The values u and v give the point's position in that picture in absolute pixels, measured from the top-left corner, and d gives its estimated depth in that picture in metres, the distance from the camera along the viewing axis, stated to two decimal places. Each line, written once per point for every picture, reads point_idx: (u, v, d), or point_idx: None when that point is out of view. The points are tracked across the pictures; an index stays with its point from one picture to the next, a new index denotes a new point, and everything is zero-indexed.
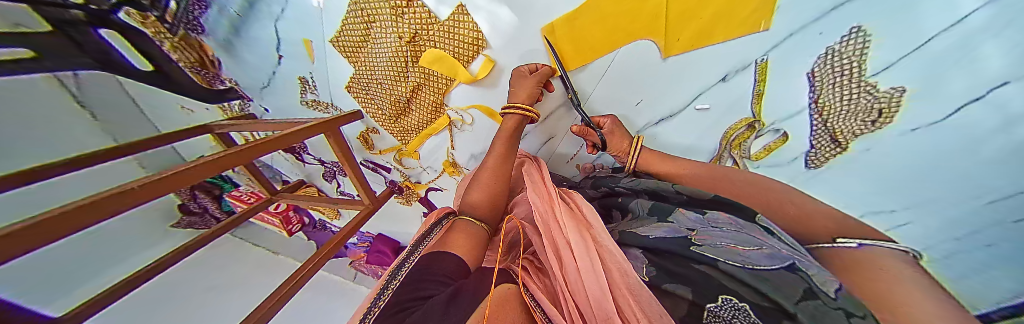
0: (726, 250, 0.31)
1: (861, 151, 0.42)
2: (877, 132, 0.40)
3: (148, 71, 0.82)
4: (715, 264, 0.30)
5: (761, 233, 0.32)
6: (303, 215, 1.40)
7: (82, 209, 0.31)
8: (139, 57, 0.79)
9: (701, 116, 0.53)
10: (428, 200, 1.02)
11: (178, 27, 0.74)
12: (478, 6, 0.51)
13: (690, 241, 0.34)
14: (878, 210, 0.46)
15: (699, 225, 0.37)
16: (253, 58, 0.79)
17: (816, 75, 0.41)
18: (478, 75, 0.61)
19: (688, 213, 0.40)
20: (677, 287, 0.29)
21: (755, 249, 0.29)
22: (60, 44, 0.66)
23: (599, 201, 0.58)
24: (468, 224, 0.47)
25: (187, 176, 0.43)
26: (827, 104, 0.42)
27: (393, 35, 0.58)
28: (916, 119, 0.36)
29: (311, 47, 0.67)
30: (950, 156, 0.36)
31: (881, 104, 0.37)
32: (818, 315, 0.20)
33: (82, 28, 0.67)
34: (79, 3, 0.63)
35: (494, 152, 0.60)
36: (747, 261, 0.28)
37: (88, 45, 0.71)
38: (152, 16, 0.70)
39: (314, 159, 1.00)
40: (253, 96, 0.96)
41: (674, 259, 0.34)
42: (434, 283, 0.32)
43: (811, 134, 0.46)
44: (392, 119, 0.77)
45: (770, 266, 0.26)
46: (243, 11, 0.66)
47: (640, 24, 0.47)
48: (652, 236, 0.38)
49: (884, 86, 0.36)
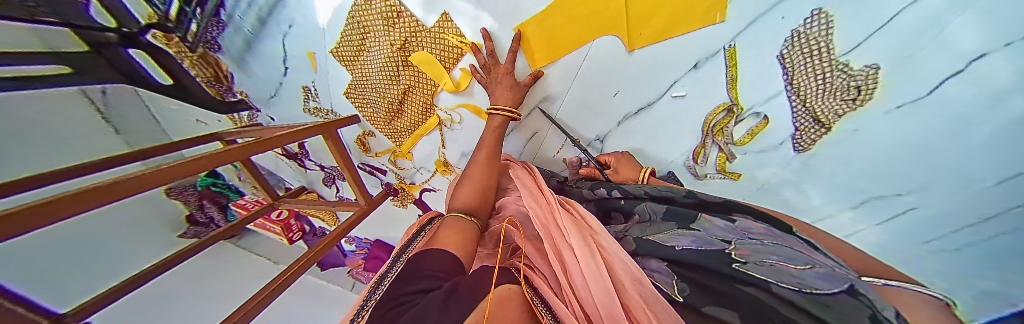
0: (778, 271, 0.25)
1: (849, 131, 0.42)
2: (859, 110, 0.39)
3: (168, 85, 0.89)
4: (767, 286, 0.25)
5: (807, 249, 0.28)
6: (305, 223, 1.40)
7: (66, 201, 0.32)
8: (160, 71, 0.85)
9: (679, 103, 0.54)
10: (423, 201, 1.03)
11: (196, 46, 0.80)
12: (461, 12, 0.56)
13: (730, 257, 0.30)
14: (881, 195, 0.44)
15: (734, 236, 0.33)
16: (262, 71, 0.84)
17: (786, 57, 0.42)
18: (461, 84, 0.65)
19: (714, 219, 0.36)
20: (719, 309, 0.25)
21: (808, 268, 0.24)
22: (92, 62, 0.74)
23: (596, 204, 0.55)
24: (458, 219, 0.48)
25: (175, 174, 0.44)
26: (802, 85, 0.43)
27: (385, 43, 0.63)
28: (899, 97, 0.36)
29: (315, 58, 0.72)
30: (946, 136, 0.35)
31: (857, 82, 0.38)
32: None
33: (112, 47, 0.74)
34: (112, 26, 0.71)
35: (481, 149, 0.62)
36: (801, 284, 0.23)
37: (120, 64, 0.79)
38: (175, 36, 0.77)
39: (315, 164, 1.02)
40: (260, 106, 1.02)
41: (715, 276, 0.29)
42: (429, 278, 0.32)
43: (793, 117, 0.46)
44: (386, 122, 0.81)
45: (830, 290, 0.22)
46: (254, 30, 0.71)
47: (607, 22, 0.50)
48: (678, 247, 0.35)
49: (857, 63, 0.37)
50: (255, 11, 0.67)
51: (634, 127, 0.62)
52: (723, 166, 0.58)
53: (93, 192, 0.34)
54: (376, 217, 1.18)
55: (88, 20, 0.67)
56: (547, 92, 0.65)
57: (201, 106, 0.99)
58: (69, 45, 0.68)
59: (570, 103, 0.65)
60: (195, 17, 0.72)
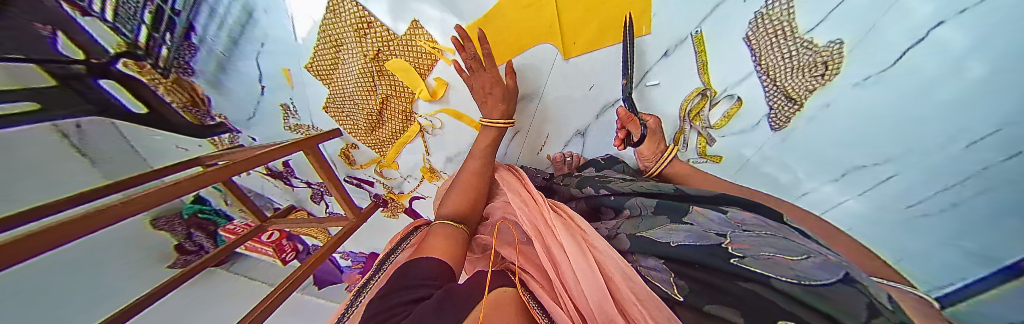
0: (776, 262, 0.23)
1: (821, 106, 0.43)
2: (828, 84, 0.41)
3: (142, 113, 0.82)
4: (767, 281, 0.21)
5: (800, 238, 0.28)
6: (298, 242, 1.26)
7: (48, 232, 0.31)
8: (134, 99, 0.78)
9: (655, 92, 0.56)
10: (415, 210, 0.99)
11: (169, 71, 0.73)
12: (431, 18, 0.56)
13: (728, 253, 0.26)
14: (859, 166, 0.43)
15: (728, 228, 0.31)
16: (241, 91, 0.79)
17: (751, 39, 0.44)
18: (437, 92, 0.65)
19: (708, 212, 0.35)
20: (721, 308, 0.23)
21: (805, 258, 0.22)
22: (63, 96, 0.68)
23: (585, 202, 0.54)
24: (446, 227, 0.46)
25: (152, 200, 0.44)
26: (771, 64, 0.44)
27: (358, 54, 0.62)
28: (862, 69, 0.37)
29: (290, 75, 0.71)
30: (907, 97, 0.35)
31: (824, 57, 0.40)
32: None
33: (83, 79, 0.68)
34: (80, 58, 0.64)
35: (476, 157, 0.62)
36: (800, 276, 0.21)
37: (90, 95, 0.72)
38: (146, 64, 0.70)
39: (302, 182, 1.00)
40: (241, 128, 0.94)
41: (716, 274, 0.26)
42: (419, 286, 0.31)
43: (765, 96, 0.47)
44: (367, 132, 0.80)
45: (825, 281, 0.19)
46: (227, 49, 0.66)
47: (544, 29, 0.55)
48: (674, 243, 0.32)
49: (822, 41, 0.39)
50: (226, 31, 0.62)
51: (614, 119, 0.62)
52: (704, 151, 0.58)
53: (72, 224, 0.34)
54: (371, 231, 1.13)
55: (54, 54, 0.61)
56: (525, 90, 0.65)
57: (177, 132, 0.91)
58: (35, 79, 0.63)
59: (548, 99, 0.65)
60: (166, 41, 0.66)
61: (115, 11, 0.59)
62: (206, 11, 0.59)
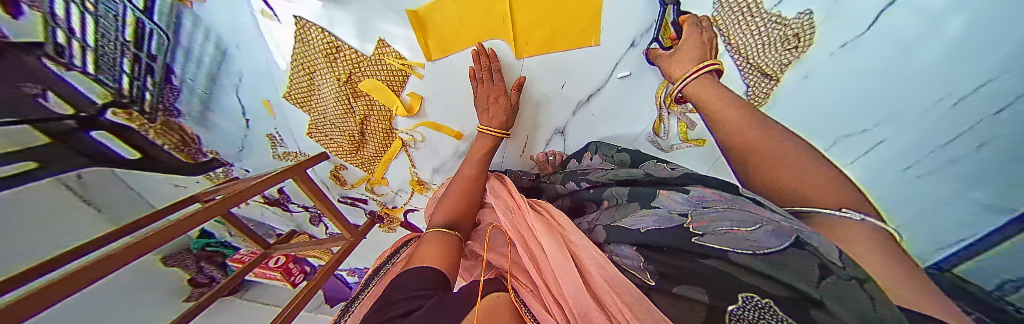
0: (731, 237, 0.25)
1: (800, 78, 0.42)
2: (804, 57, 0.40)
3: (134, 158, 0.77)
4: (727, 256, 0.24)
5: (755, 206, 0.27)
6: (306, 264, 1.24)
7: (55, 286, 0.35)
8: (122, 144, 0.73)
9: (626, 83, 0.55)
10: (410, 222, 1.00)
11: (156, 116, 0.70)
12: (395, 36, 0.55)
13: (689, 233, 0.28)
14: (849, 134, 0.42)
15: (689, 208, 0.32)
16: (229, 126, 0.78)
17: (719, 19, 0.43)
18: (411, 107, 0.66)
19: (672, 194, 0.36)
20: (688, 289, 0.24)
21: (758, 227, 0.24)
22: (60, 153, 0.65)
23: (570, 197, 0.55)
24: (439, 234, 0.47)
25: (140, 250, 0.44)
26: (741, 44, 0.43)
27: (331, 78, 0.62)
28: (835, 39, 0.38)
29: (271, 105, 0.71)
30: (897, 58, 0.35)
31: (794, 30, 0.39)
32: (842, 294, 0.16)
33: (75, 134, 0.65)
34: (71, 114, 0.61)
35: (471, 163, 0.63)
36: (755, 246, 0.23)
37: (79, 146, 0.68)
38: (136, 111, 0.67)
39: (299, 206, 1.02)
40: (233, 161, 0.91)
41: (679, 254, 0.28)
42: (411, 297, 0.31)
43: (740, 74, 0.46)
44: (352, 152, 0.80)
45: (778, 248, 0.21)
46: (208, 87, 0.66)
47: (494, 22, 0.51)
48: (641, 229, 0.33)
49: (790, 14, 0.39)
50: (204, 69, 0.62)
51: (589, 114, 0.62)
52: (686, 136, 0.55)
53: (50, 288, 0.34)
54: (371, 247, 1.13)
55: (45, 112, 0.58)
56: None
57: (166, 171, 0.84)
58: (29, 139, 0.59)
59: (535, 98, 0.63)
60: (146, 88, 0.64)
61: (96, 60, 0.55)
62: (183, 54, 0.59)
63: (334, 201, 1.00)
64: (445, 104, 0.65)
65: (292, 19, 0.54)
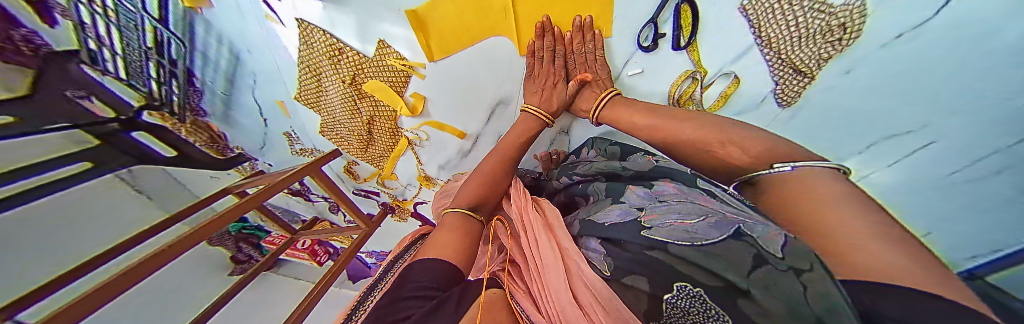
0: (675, 229, 0.28)
1: (840, 74, 0.37)
2: (846, 51, 0.35)
3: (172, 157, 0.84)
4: (668, 249, 0.27)
5: (706, 199, 0.31)
6: (329, 245, 1.35)
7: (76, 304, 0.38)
8: (161, 144, 0.81)
9: (637, 81, 0.53)
10: (420, 213, 1.05)
11: (185, 116, 0.76)
12: (395, 37, 0.54)
13: (641, 225, 0.31)
14: (892, 134, 0.36)
15: (647, 202, 0.36)
16: (250, 122, 0.81)
17: (748, 9, 0.39)
18: (416, 108, 0.66)
19: (636, 189, 0.39)
20: (635, 279, 0.28)
21: (700, 220, 0.27)
22: (108, 154, 0.73)
23: (562, 192, 0.55)
24: (455, 217, 0.45)
25: (176, 251, 0.50)
26: (773, 36, 0.39)
27: (336, 80, 0.63)
28: (891, 27, 0.31)
29: (285, 106, 0.73)
30: (955, 53, 0.29)
31: (840, 20, 0.34)
32: (769, 285, 0.19)
33: (118, 135, 0.72)
34: (113, 116, 0.68)
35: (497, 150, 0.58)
36: (694, 237, 0.26)
37: (123, 146, 0.75)
38: (167, 113, 0.74)
39: (319, 196, 1.10)
40: (258, 157, 0.97)
41: (628, 246, 0.31)
42: (418, 297, 0.32)
43: (769, 71, 0.42)
44: (362, 149, 0.83)
45: (717, 238, 0.24)
46: (227, 88, 0.69)
47: (494, 19, 0.48)
48: (606, 223, 0.36)
49: (837, 1, 0.33)
50: (221, 72, 0.65)
51: None
52: None
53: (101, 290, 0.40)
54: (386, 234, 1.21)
55: (88, 114, 0.65)
56: (501, 93, 0.60)
57: (199, 166, 0.91)
58: (83, 140, 0.68)
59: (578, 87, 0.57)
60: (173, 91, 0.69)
61: (127, 68, 0.61)
62: (201, 58, 0.62)
63: (349, 193, 1.06)
64: (447, 104, 0.64)
65: (295, 22, 0.54)
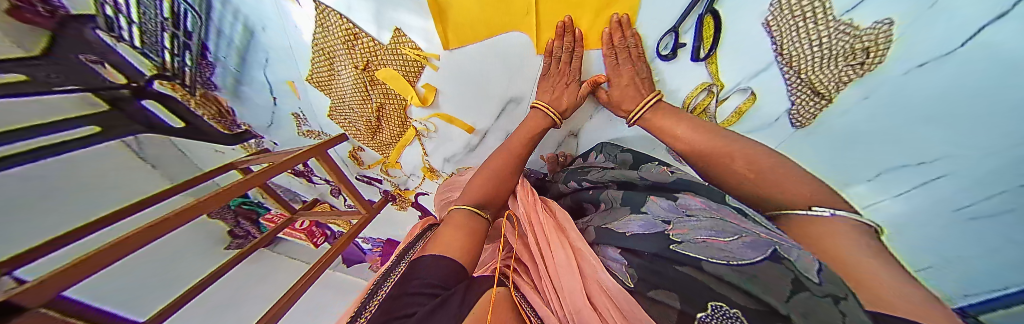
0: (707, 247, 0.26)
1: (858, 99, 0.35)
2: (868, 75, 0.34)
3: (180, 127, 0.85)
4: (700, 265, 0.25)
5: (736, 217, 0.30)
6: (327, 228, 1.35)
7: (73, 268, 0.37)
8: (171, 115, 0.82)
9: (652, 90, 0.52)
10: (420, 204, 1.05)
11: (196, 88, 0.76)
12: (412, 26, 0.54)
13: (669, 239, 0.30)
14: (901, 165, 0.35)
15: (673, 215, 0.34)
16: (260, 101, 0.81)
17: (773, 24, 0.38)
18: (426, 96, 0.65)
19: (660, 201, 0.38)
20: (663, 294, 0.26)
21: (736, 239, 0.25)
22: (118, 119, 0.75)
23: (571, 197, 0.55)
24: (462, 212, 0.45)
25: (176, 222, 0.49)
26: (796, 53, 0.38)
27: (349, 65, 0.63)
28: (909, 57, 0.30)
29: (295, 86, 0.73)
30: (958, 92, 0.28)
31: (864, 43, 0.32)
32: (811, 312, 0.16)
33: (129, 100, 0.73)
34: (123, 82, 0.70)
35: (507, 147, 0.57)
36: (730, 256, 0.24)
37: (132, 112, 0.75)
38: (177, 83, 0.73)
39: (321, 179, 1.10)
40: (264, 134, 0.96)
41: (655, 260, 0.29)
42: (422, 294, 0.29)
43: (787, 89, 0.41)
44: (370, 137, 0.83)
45: (753, 259, 0.22)
46: (240, 66, 0.69)
47: (515, 15, 0.48)
48: (628, 233, 0.35)
49: (864, 23, 0.32)
50: (234, 48, 0.65)
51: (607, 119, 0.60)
52: None
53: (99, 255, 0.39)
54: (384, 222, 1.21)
55: (94, 75, 0.66)
56: (512, 92, 0.60)
57: (209, 139, 0.92)
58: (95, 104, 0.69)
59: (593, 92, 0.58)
60: (184, 63, 0.69)
61: (142, 37, 0.62)
62: (215, 32, 0.62)
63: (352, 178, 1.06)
64: (459, 98, 0.64)
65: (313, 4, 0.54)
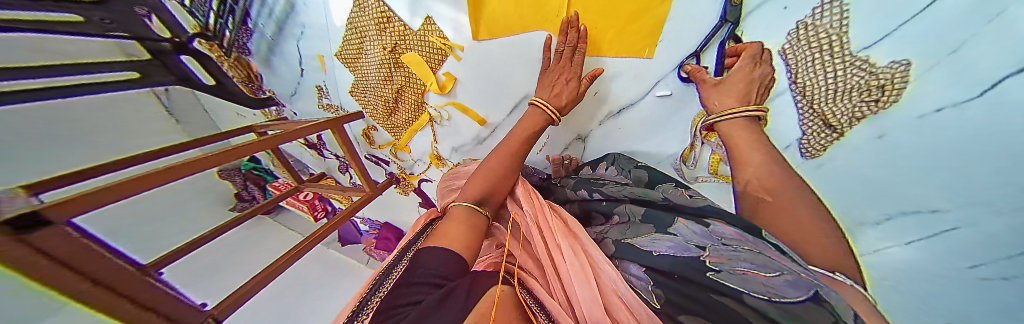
0: (747, 279, 0.27)
1: (873, 138, 0.34)
2: (883, 113, 0.32)
3: (211, 85, 0.89)
4: (740, 297, 0.25)
5: (775, 254, 0.28)
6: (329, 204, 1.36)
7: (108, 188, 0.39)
8: (205, 73, 0.85)
9: (665, 103, 0.53)
10: (423, 190, 1.05)
11: (231, 51, 0.83)
12: (442, 15, 0.58)
13: (706, 266, 0.30)
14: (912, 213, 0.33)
15: (707, 241, 0.34)
16: (284, 70, 0.85)
17: (789, 53, 0.39)
18: (444, 84, 0.68)
19: (690, 224, 0.37)
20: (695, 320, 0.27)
21: (777, 275, 0.25)
22: (157, 70, 0.77)
23: (579, 205, 0.56)
24: (463, 209, 0.46)
25: (196, 167, 0.51)
26: (809, 83, 0.38)
27: (378, 46, 0.66)
28: (930, 101, 0.28)
29: (323, 60, 0.76)
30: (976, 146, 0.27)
31: (878, 80, 0.32)
32: None
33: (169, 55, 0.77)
34: (167, 37, 0.74)
35: (513, 138, 0.55)
36: (773, 293, 0.24)
37: (173, 66, 0.79)
38: (215, 44, 0.80)
39: (332, 154, 1.13)
40: (286, 103, 0.99)
41: (690, 286, 0.30)
42: (424, 283, 0.31)
43: (799, 119, 0.40)
44: (384, 117, 0.86)
45: (796, 299, 0.22)
46: (275, 35, 0.74)
47: (542, 14, 0.51)
48: (656, 253, 0.36)
49: (881, 61, 0.31)
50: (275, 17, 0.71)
51: (617, 128, 0.61)
52: (716, 168, 0.48)
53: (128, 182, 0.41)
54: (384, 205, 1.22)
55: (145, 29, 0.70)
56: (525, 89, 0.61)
57: (234, 100, 0.96)
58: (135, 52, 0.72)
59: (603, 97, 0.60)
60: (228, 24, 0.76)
61: None
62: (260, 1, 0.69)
63: (362, 156, 1.09)
64: (476, 89, 0.66)
65: None
